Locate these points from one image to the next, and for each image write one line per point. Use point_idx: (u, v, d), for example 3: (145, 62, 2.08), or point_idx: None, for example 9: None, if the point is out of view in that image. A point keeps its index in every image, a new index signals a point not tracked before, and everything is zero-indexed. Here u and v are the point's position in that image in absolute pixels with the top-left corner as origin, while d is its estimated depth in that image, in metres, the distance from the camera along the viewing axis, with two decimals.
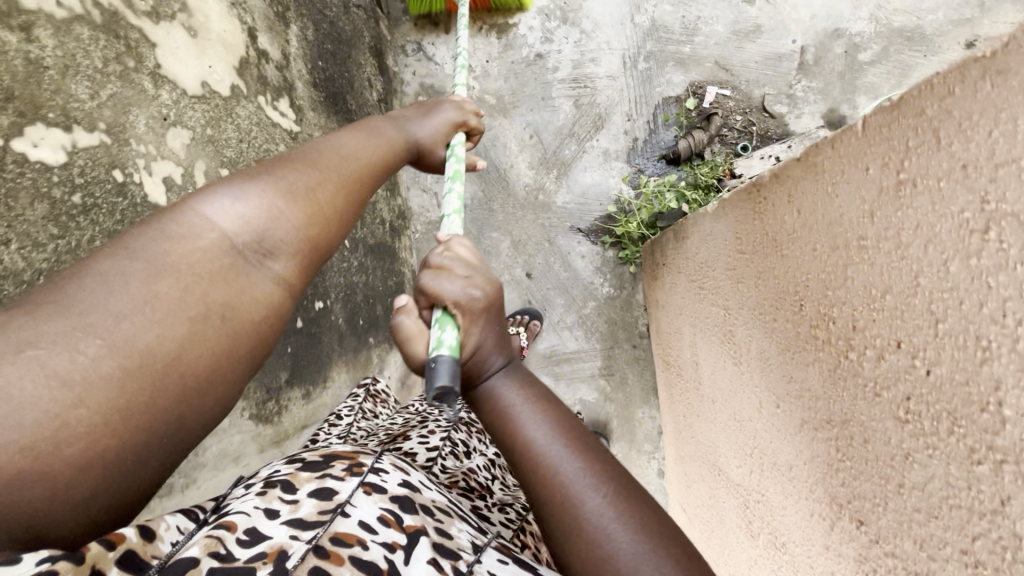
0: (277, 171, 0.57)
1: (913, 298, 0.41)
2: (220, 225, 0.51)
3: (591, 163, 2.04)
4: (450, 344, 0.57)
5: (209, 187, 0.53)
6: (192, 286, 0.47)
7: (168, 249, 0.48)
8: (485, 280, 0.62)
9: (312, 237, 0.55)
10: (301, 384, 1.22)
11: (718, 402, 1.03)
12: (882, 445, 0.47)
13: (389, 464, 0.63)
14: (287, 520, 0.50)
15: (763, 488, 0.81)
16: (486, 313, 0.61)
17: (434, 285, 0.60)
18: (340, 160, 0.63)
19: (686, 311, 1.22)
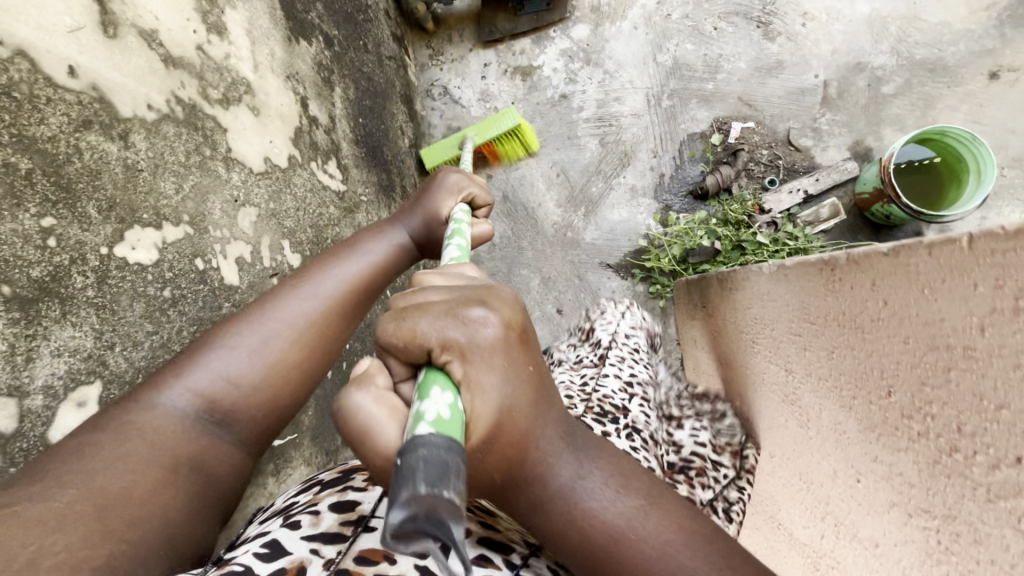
0: (232, 336, 0.69)
1: None
2: (177, 407, 0.63)
3: (619, 200, 2.06)
4: (435, 418, 0.44)
5: (170, 366, 0.66)
6: (159, 449, 0.60)
7: (138, 421, 0.60)
8: (488, 307, 0.55)
9: (264, 402, 0.69)
10: (354, 441, 1.23)
11: (778, 457, 1.03)
12: (999, 550, 0.47)
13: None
14: (309, 537, 0.63)
15: (839, 554, 0.81)
16: (497, 355, 0.54)
17: (410, 328, 0.53)
18: (306, 300, 0.74)
19: (734, 359, 1.23)
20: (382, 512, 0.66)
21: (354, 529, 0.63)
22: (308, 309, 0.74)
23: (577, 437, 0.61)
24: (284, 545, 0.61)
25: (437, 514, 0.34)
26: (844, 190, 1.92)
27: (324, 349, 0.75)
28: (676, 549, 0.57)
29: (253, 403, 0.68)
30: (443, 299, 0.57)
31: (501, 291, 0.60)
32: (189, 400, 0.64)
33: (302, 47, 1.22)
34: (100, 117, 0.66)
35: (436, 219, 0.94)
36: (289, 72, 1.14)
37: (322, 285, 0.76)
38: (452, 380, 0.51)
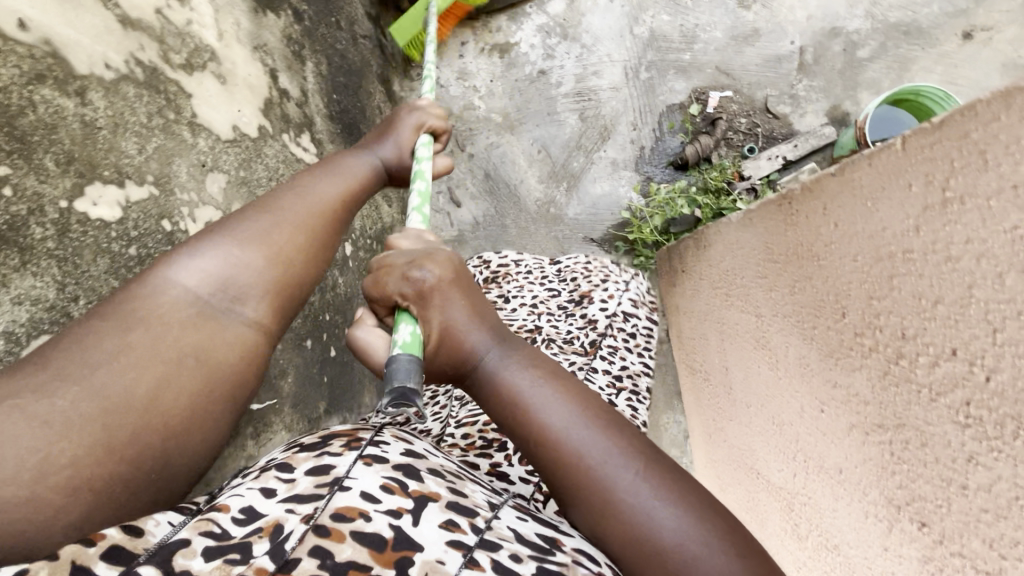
0: (236, 225, 0.67)
1: (969, 308, 0.42)
2: (184, 285, 0.61)
3: (600, 174, 2.06)
4: (405, 342, 0.61)
5: (178, 249, 0.64)
6: (164, 338, 0.57)
7: (143, 309, 0.58)
8: (431, 265, 0.64)
9: (277, 290, 0.66)
10: (338, 411, 1.24)
11: (754, 406, 1.04)
12: (942, 448, 0.48)
13: (390, 438, 0.64)
14: (284, 498, 0.51)
15: (811, 489, 0.83)
16: (450, 292, 0.64)
17: (383, 278, 0.64)
18: (302, 200, 0.73)
19: (712, 317, 1.24)
20: (359, 472, 0.53)
21: (331, 487, 0.51)
22: (304, 207, 0.72)
23: (529, 359, 0.65)
24: (257, 509, 0.49)
25: (410, 396, 0.55)
26: (822, 155, 1.94)
27: (320, 242, 0.72)
28: (641, 486, 0.56)
29: (256, 287, 0.64)
30: (404, 258, 0.65)
31: (444, 249, 0.68)
32: (195, 280, 0.62)
33: (270, 20, 1.22)
34: (54, 72, 0.66)
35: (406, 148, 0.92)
36: (256, 43, 1.14)
37: (318, 191, 0.75)
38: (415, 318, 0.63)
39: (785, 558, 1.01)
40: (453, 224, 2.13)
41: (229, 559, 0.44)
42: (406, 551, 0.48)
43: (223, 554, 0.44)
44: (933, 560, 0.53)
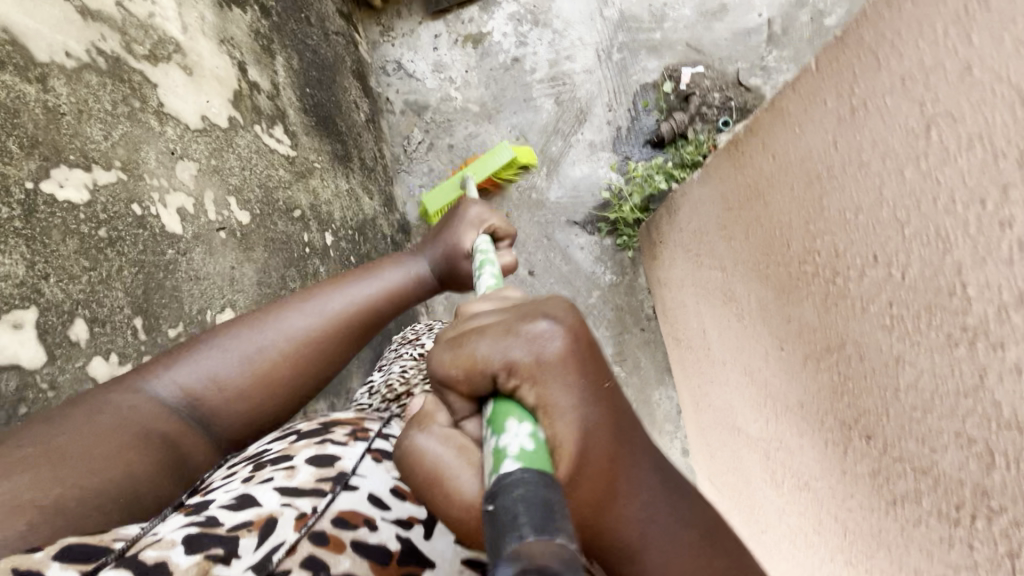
0: (225, 336, 0.72)
1: (881, 211, 0.47)
2: (160, 393, 0.66)
3: (579, 157, 2.08)
4: (522, 450, 0.36)
5: (167, 357, 0.69)
6: (132, 421, 0.61)
7: (119, 399, 0.63)
8: (552, 311, 0.40)
9: (253, 406, 0.72)
10: (325, 396, 1.26)
11: (729, 362, 1.06)
12: (875, 355, 0.50)
13: (394, 433, 0.75)
14: (279, 488, 0.55)
15: (781, 433, 0.84)
16: (565, 368, 0.39)
17: (470, 353, 0.41)
18: (310, 316, 0.78)
19: (687, 282, 1.25)
20: (367, 472, 0.61)
21: (333, 487, 0.57)
22: (306, 328, 0.76)
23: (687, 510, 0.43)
24: (252, 497, 0.53)
25: (558, 565, 0.27)
26: None
27: (312, 362, 0.77)
28: None
29: (234, 406, 0.70)
30: (499, 317, 0.44)
31: (552, 295, 0.43)
32: (176, 393, 0.67)
33: (236, 14, 1.24)
34: (14, 59, 0.68)
35: (457, 251, 0.93)
36: (223, 37, 1.16)
37: (327, 303, 0.80)
38: (528, 411, 0.39)
39: (767, 510, 1.02)
40: None
41: (213, 554, 0.46)
42: (413, 566, 0.52)
43: (204, 550, 0.46)
44: (881, 472, 0.55)
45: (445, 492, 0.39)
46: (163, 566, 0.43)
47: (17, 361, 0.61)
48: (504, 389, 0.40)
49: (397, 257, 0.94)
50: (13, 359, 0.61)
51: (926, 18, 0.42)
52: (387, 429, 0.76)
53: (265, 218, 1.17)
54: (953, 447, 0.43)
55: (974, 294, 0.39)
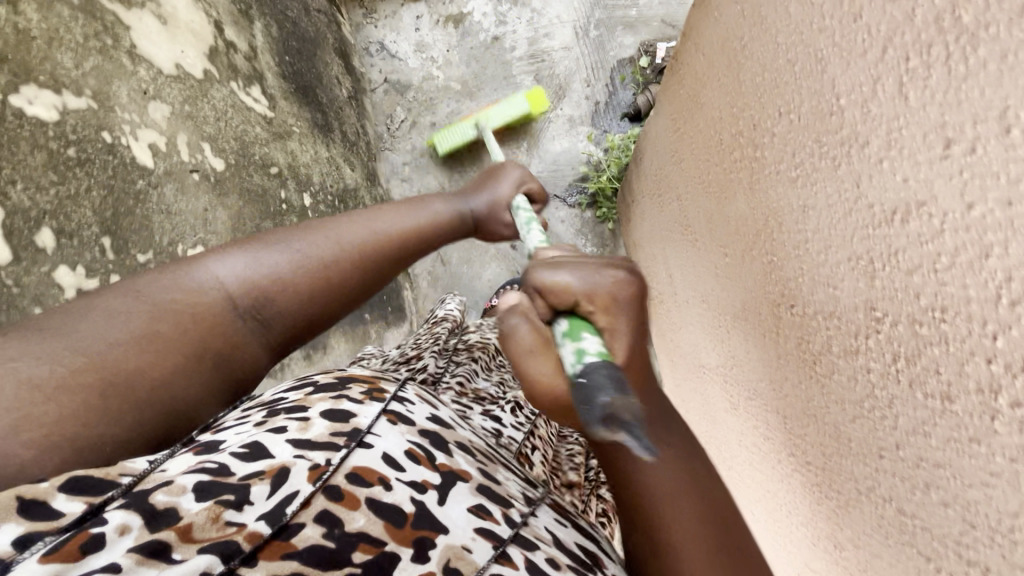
0: (289, 240, 0.70)
1: (779, 60, 0.52)
2: (226, 283, 0.63)
3: (559, 131, 2.12)
4: (596, 354, 0.48)
5: (218, 252, 0.66)
6: (192, 318, 0.59)
7: (175, 297, 0.59)
8: (623, 263, 0.51)
9: (313, 303, 0.69)
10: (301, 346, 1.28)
11: (690, 297, 1.09)
12: (788, 212, 0.54)
13: (413, 396, 0.66)
14: (292, 440, 0.50)
15: (733, 346, 0.87)
16: (636, 308, 0.50)
17: (560, 282, 0.50)
18: (370, 231, 0.78)
19: (654, 230, 1.29)
20: (383, 431, 0.54)
21: (348, 441, 0.51)
22: (369, 233, 0.77)
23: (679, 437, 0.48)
24: (265, 448, 0.49)
25: (623, 417, 0.43)
26: None
27: (370, 271, 0.76)
28: None
29: (300, 305, 0.67)
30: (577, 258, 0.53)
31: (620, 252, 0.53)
32: (235, 284, 0.64)
33: None
34: None
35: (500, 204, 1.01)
36: None
37: (383, 223, 0.80)
38: (597, 328, 0.50)
39: (728, 439, 1.05)
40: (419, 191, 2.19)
41: (223, 499, 0.43)
42: (427, 531, 0.48)
43: (216, 496, 0.43)
44: (803, 335, 0.58)
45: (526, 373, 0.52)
46: (172, 512, 0.41)
47: None
48: (583, 312, 0.50)
49: (453, 195, 0.98)
50: None
51: None
52: (406, 390, 0.66)
53: (241, 169, 1.20)
54: (847, 274, 0.46)
55: (845, 105, 0.44)
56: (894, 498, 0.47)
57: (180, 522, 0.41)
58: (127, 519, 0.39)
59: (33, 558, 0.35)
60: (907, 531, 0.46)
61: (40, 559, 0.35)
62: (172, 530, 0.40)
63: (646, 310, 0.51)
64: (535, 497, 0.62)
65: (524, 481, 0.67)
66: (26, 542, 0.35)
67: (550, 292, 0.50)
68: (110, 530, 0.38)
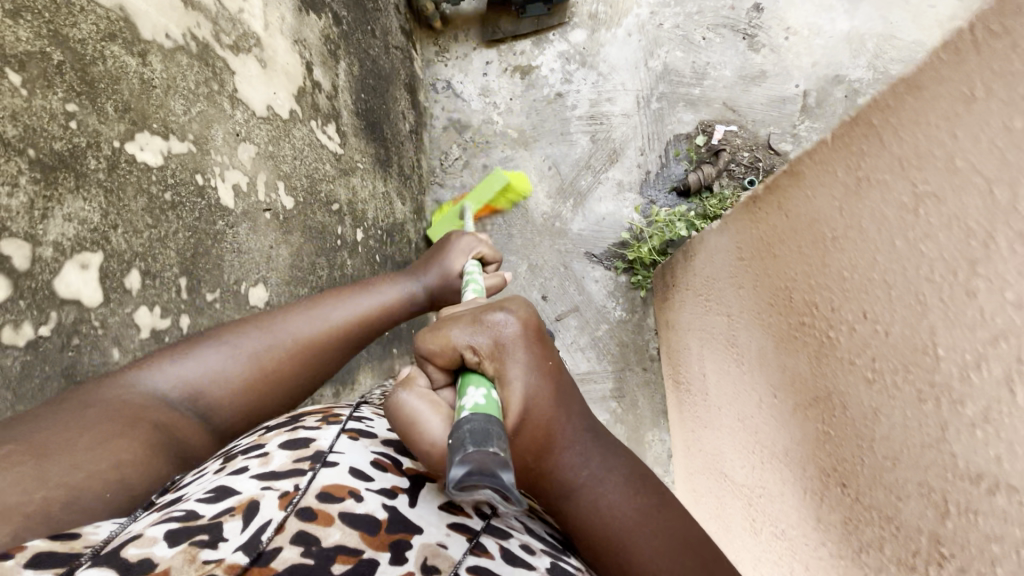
0: (222, 339, 0.78)
1: (872, 270, 0.64)
2: (161, 389, 0.70)
3: (606, 194, 2.16)
4: (475, 403, 0.58)
5: (153, 360, 0.72)
6: (134, 410, 0.66)
7: (117, 395, 0.66)
8: (506, 309, 0.67)
9: (251, 405, 0.77)
10: (332, 382, 1.30)
11: (724, 408, 1.10)
12: (857, 407, 0.64)
13: (369, 416, 0.78)
14: (256, 474, 0.59)
15: (763, 479, 0.89)
16: (521, 342, 0.65)
17: (446, 336, 0.65)
18: (321, 320, 0.86)
19: (694, 326, 1.30)
20: (345, 449, 0.64)
21: (314, 463, 0.60)
22: (313, 327, 0.84)
23: (604, 452, 0.69)
24: (229, 487, 0.57)
25: (483, 476, 0.49)
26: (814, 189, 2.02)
27: (313, 367, 0.84)
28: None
29: (234, 402, 0.75)
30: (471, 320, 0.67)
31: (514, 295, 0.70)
32: (174, 386, 0.71)
33: (312, 19, 1.35)
34: (124, 33, 0.77)
35: (451, 276, 1.04)
36: (296, 38, 1.26)
37: (329, 310, 0.88)
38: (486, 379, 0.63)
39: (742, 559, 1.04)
40: None
41: (198, 540, 0.50)
42: (403, 534, 0.56)
43: (189, 538, 0.50)
44: (856, 517, 0.65)
45: (420, 434, 0.60)
46: (146, 562, 0.46)
47: (78, 297, 0.67)
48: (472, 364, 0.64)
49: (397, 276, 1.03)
50: (76, 294, 0.67)
51: (916, 113, 0.58)
52: (362, 411, 0.79)
53: (307, 206, 1.25)
54: None
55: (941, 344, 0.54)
56: None
57: (157, 566, 0.46)
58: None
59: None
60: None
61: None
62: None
63: (530, 350, 0.65)
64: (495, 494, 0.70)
65: None
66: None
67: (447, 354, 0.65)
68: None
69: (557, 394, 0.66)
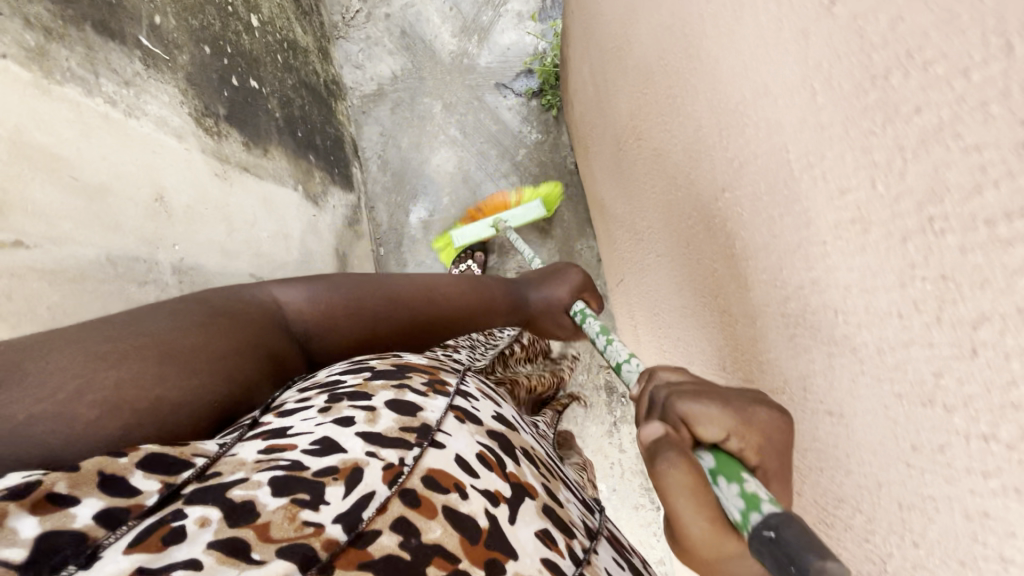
0: (335, 282, 0.81)
1: None
2: (284, 305, 0.75)
3: (508, 25, 2.23)
4: (756, 497, 0.43)
5: (287, 281, 0.78)
6: (240, 333, 0.65)
7: (239, 308, 0.69)
8: (765, 405, 0.50)
9: (340, 331, 0.79)
10: (239, 129, 1.30)
11: (609, 74, 1.21)
12: None
13: (476, 391, 0.69)
14: (362, 432, 0.53)
15: (636, 60, 0.98)
16: (766, 441, 0.49)
17: (690, 411, 0.48)
18: (383, 291, 0.84)
19: (585, 45, 1.40)
20: (452, 431, 0.57)
21: (419, 439, 0.54)
22: (374, 297, 0.82)
23: None
24: (335, 442, 0.51)
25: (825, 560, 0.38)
26: None
27: (371, 328, 0.82)
28: None
29: (347, 334, 0.79)
30: (723, 404, 0.49)
31: (767, 401, 0.51)
32: (293, 303, 0.76)
33: None
34: None
35: (557, 308, 1.02)
36: None
37: (392, 283, 0.86)
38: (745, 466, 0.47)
39: (642, 189, 1.16)
40: (373, 79, 2.26)
41: (299, 498, 0.46)
42: (499, 554, 0.49)
43: (292, 493, 0.46)
44: None
45: (677, 522, 0.47)
46: (254, 509, 0.44)
47: None
48: (729, 449, 0.49)
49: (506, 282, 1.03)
50: None
51: None
52: (468, 386, 0.69)
53: None
54: None
55: None
56: None
57: (260, 518, 0.44)
58: (207, 512, 0.43)
59: (119, 547, 0.39)
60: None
61: (128, 546, 0.39)
62: (250, 528, 0.43)
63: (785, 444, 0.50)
64: (593, 528, 0.64)
65: (584, 504, 0.69)
66: (109, 517, 0.40)
67: (701, 423, 0.48)
68: (192, 521, 0.42)
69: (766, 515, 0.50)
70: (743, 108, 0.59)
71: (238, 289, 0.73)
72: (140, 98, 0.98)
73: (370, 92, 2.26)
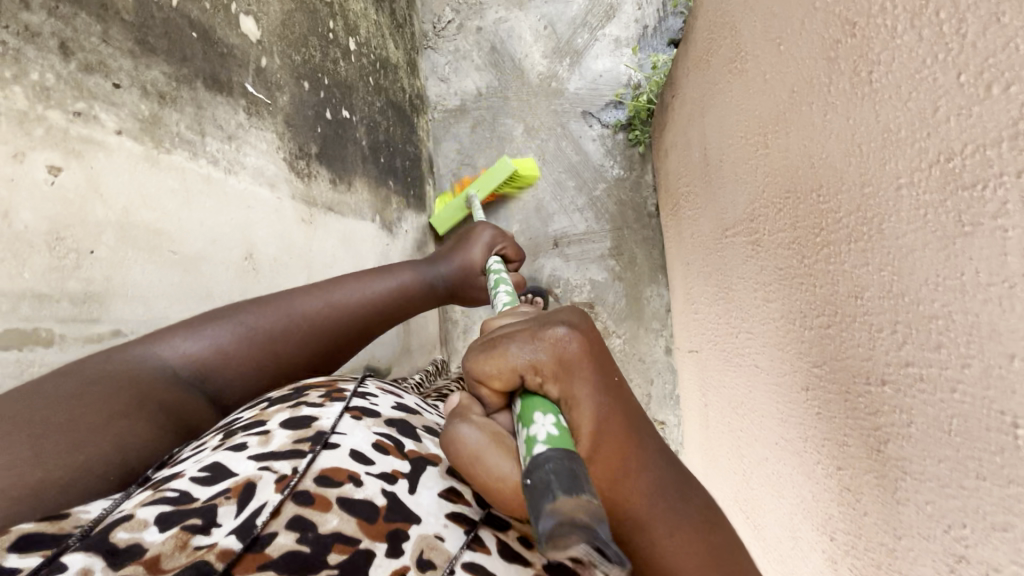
0: (233, 319, 0.75)
1: None
2: (174, 360, 0.69)
3: (603, 49, 2.11)
4: (549, 436, 0.40)
5: (173, 330, 0.72)
6: (127, 384, 0.62)
7: (118, 366, 0.64)
8: (565, 319, 0.45)
9: (253, 366, 0.74)
10: (328, 167, 1.26)
11: (725, 158, 1.10)
12: None
13: (376, 389, 0.65)
14: (253, 455, 0.49)
15: (768, 166, 0.88)
16: (584, 363, 0.44)
17: (501, 355, 0.45)
18: (288, 315, 0.79)
19: (695, 112, 1.30)
20: (348, 429, 0.52)
21: (313, 445, 0.49)
22: (278, 325, 0.78)
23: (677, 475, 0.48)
24: (226, 467, 0.47)
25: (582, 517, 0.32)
26: None
27: (296, 353, 0.79)
28: None
29: (248, 371, 0.74)
30: (521, 329, 0.46)
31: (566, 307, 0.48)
32: (181, 359, 0.69)
33: None
34: None
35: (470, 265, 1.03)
36: None
37: (292, 301, 0.81)
38: (551, 402, 0.44)
39: (748, 292, 1.05)
40: (456, 94, 2.19)
41: (189, 525, 0.41)
42: (400, 522, 0.46)
43: (182, 522, 0.42)
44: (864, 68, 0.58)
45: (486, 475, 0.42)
46: (137, 549, 0.39)
47: None
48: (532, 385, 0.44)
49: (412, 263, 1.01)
50: None
51: None
52: (367, 385, 0.65)
53: None
54: None
55: None
56: (945, 152, 0.47)
57: (146, 554, 0.39)
58: (88, 562, 0.37)
59: None
60: (963, 181, 0.46)
61: None
62: (139, 564, 0.38)
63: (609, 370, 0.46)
64: None
65: None
66: None
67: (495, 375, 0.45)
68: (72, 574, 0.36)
69: (629, 429, 0.45)
70: (943, 319, 0.50)
71: (116, 348, 0.66)
72: (240, 147, 0.94)
73: (452, 107, 2.19)
